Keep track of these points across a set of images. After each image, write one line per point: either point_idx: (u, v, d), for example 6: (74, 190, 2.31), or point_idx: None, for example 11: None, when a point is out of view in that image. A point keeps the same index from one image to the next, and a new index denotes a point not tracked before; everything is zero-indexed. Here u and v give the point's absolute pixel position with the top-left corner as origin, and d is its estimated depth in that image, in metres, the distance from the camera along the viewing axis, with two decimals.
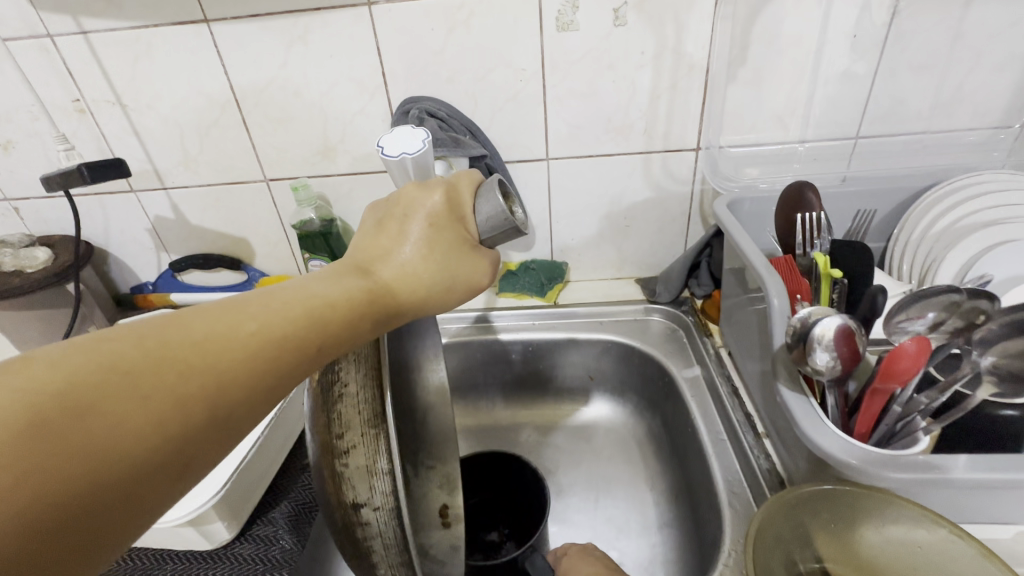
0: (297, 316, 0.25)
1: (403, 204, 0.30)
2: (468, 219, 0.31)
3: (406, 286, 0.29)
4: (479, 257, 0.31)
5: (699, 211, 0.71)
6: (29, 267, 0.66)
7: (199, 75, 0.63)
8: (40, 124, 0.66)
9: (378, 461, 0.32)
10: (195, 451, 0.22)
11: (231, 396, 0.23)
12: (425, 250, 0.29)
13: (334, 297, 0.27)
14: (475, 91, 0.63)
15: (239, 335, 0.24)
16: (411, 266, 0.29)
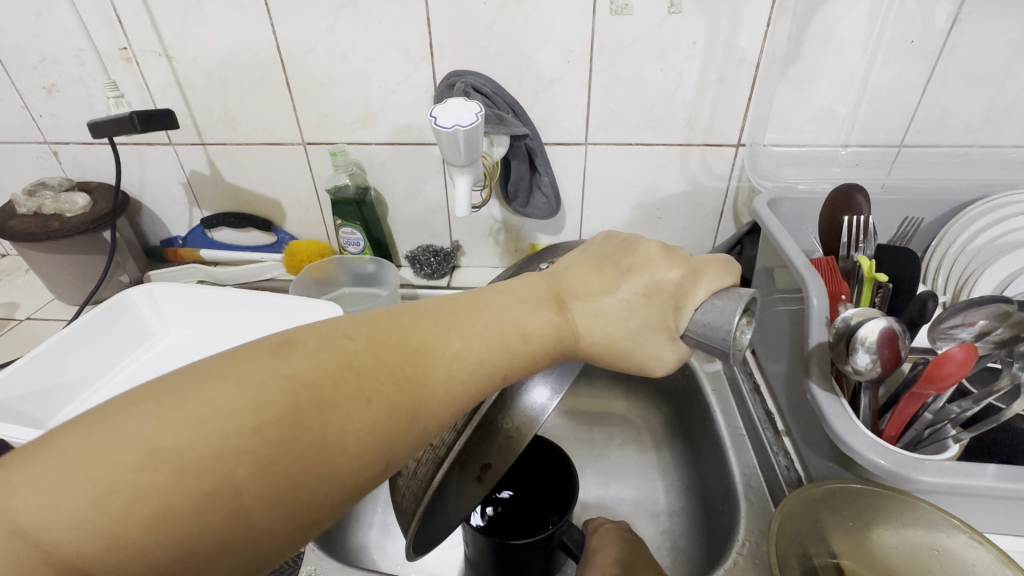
0: (496, 342, 0.27)
1: (626, 259, 0.31)
2: (688, 309, 0.30)
3: (594, 334, 0.30)
4: (671, 345, 0.30)
5: (733, 208, 0.71)
6: (68, 212, 0.67)
7: (246, 32, 0.63)
8: (85, 70, 0.67)
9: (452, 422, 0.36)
10: (396, 456, 0.24)
11: (427, 407, 0.25)
12: (624, 307, 0.30)
13: (531, 330, 0.28)
14: (520, 70, 0.63)
15: (446, 353, 0.26)
16: (605, 317, 0.30)
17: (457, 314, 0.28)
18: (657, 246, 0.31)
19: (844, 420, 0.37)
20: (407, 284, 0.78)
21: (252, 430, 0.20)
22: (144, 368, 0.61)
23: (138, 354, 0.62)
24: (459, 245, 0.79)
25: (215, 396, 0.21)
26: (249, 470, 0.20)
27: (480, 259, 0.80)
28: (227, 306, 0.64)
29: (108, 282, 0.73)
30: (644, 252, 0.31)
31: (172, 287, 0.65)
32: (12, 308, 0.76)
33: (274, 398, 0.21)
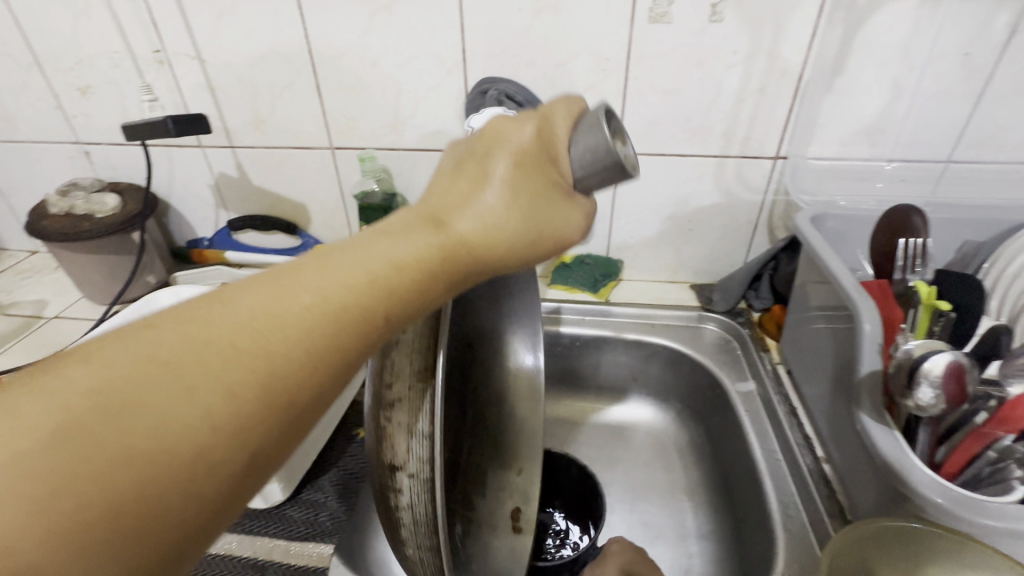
0: (362, 283, 0.22)
1: (485, 141, 0.27)
2: (563, 151, 0.28)
3: (488, 239, 0.26)
4: (570, 202, 0.28)
5: (767, 222, 0.69)
6: (99, 212, 0.68)
7: (279, 36, 0.63)
8: (119, 72, 0.67)
9: (422, 423, 0.31)
10: (258, 438, 0.19)
11: (288, 368, 0.20)
12: (509, 196, 0.26)
13: (405, 262, 0.24)
14: (554, 78, 0.62)
15: (293, 308, 0.21)
16: (494, 215, 0.26)
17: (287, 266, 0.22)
18: (503, 113, 0.28)
19: (897, 452, 0.35)
20: None
21: (14, 467, 0.16)
22: None
23: None
24: None
25: None
26: (23, 516, 0.15)
27: None
28: None
29: (135, 282, 0.73)
30: (495, 125, 0.28)
31: None
32: (41, 306, 0.76)
33: (44, 423, 0.16)
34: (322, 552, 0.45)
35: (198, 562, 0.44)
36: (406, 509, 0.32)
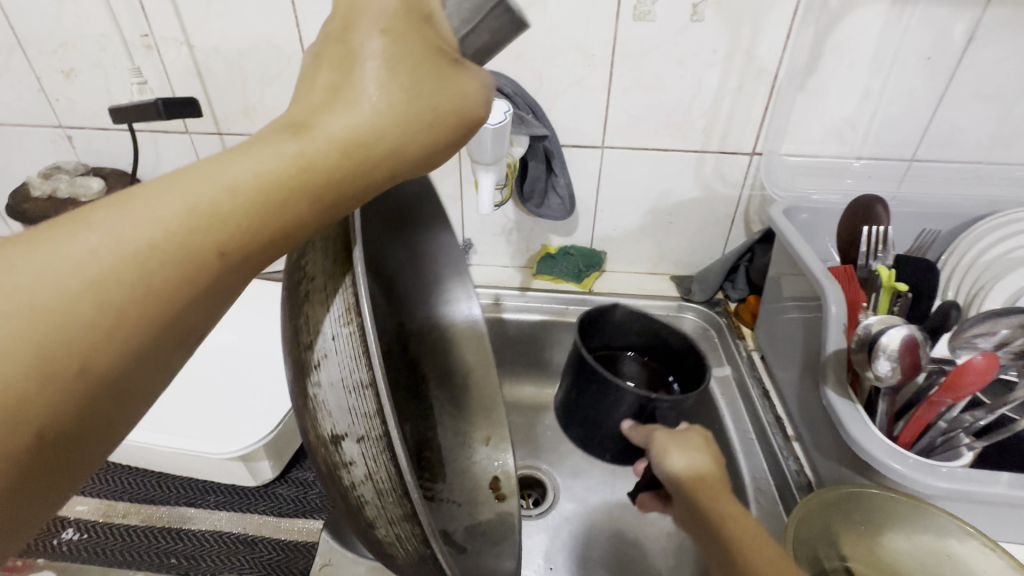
0: (178, 215, 0.19)
1: (346, 24, 0.23)
2: (437, 12, 0.23)
3: (360, 140, 0.21)
4: (466, 73, 0.23)
5: (744, 216, 0.72)
6: (83, 196, 0.67)
7: (271, 25, 0.63)
8: (105, 56, 0.67)
9: (360, 370, 0.24)
10: (58, 401, 0.17)
11: (78, 320, 0.17)
12: (382, 79, 0.22)
13: (239, 183, 0.20)
14: (542, 71, 0.63)
15: (77, 255, 0.17)
16: (368, 108, 0.21)
17: (79, 210, 0.19)
18: None
19: (859, 424, 0.38)
20: None
21: None
22: None
23: None
24: (472, 243, 0.79)
25: None
26: None
27: (491, 258, 0.80)
28: None
29: None
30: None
31: None
32: None
33: None
34: (313, 528, 0.46)
35: (187, 539, 0.44)
36: (367, 483, 0.26)
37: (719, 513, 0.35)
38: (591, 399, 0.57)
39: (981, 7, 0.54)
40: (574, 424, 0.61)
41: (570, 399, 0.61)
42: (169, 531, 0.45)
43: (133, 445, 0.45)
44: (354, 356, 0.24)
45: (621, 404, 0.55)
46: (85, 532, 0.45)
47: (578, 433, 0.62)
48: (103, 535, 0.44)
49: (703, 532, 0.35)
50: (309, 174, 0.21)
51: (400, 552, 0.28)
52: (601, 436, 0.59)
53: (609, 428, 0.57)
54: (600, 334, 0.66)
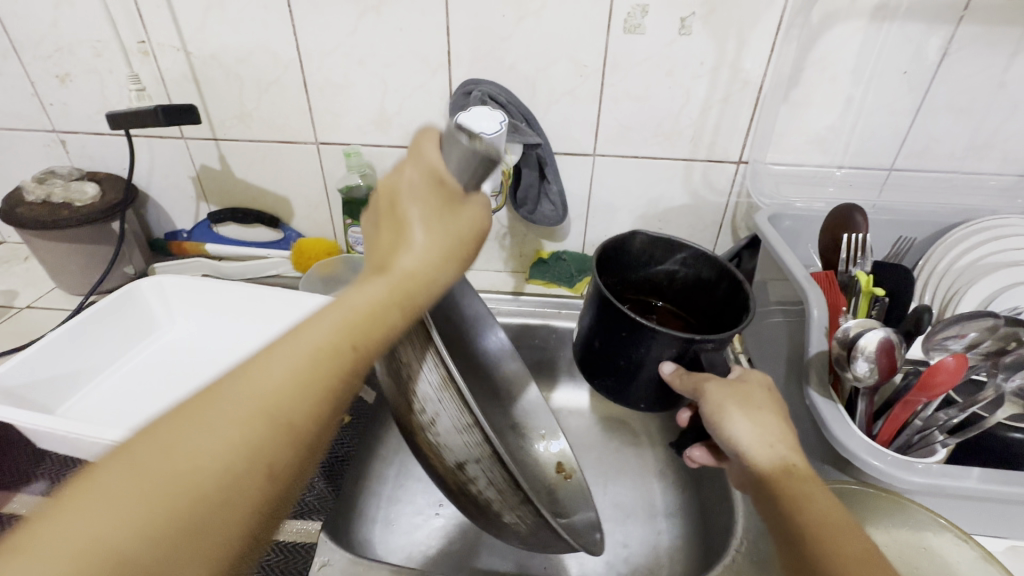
0: (332, 339, 0.27)
1: (390, 192, 0.31)
2: (444, 172, 0.30)
3: (430, 272, 0.30)
4: (478, 205, 0.32)
5: (731, 222, 0.74)
6: (77, 201, 0.67)
7: (268, 33, 0.64)
8: (101, 62, 0.67)
9: (466, 418, 0.33)
10: (271, 472, 0.24)
11: (284, 415, 0.25)
12: (430, 228, 0.30)
13: (364, 309, 0.28)
14: (535, 81, 0.65)
15: (276, 378, 0.25)
16: (429, 249, 0.30)
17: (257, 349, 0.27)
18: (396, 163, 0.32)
19: (841, 424, 0.39)
20: None
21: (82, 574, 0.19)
22: (147, 361, 0.60)
23: (140, 346, 0.62)
24: None
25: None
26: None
27: (484, 262, 0.81)
28: (233, 299, 0.64)
29: (113, 273, 0.73)
30: (393, 175, 0.31)
31: (181, 279, 0.65)
32: (11, 296, 0.75)
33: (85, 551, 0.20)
34: (310, 529, 0.47)
35: None
36: (489, 488, 0.35)
37: (793, 490, 0.34)
38: (613, 347, 0.44)
39: (953, 24, 0.57)
40: (596, 378, 0.47)
41: (585, 355, 0.48)
42: None
43: None
44: (458, 404, 0.33)
45: (666, 352, 0.41)
46: None
47: (606, 392, 0.47)
48: None
49: (769, 501, 0.35)
50: (399, 302, 0.29)
51: (525, 531, 0.37)
52: (635, 395, 0.45)
53: (641, 383, 0.44)
54: (618, 269, 0.53)
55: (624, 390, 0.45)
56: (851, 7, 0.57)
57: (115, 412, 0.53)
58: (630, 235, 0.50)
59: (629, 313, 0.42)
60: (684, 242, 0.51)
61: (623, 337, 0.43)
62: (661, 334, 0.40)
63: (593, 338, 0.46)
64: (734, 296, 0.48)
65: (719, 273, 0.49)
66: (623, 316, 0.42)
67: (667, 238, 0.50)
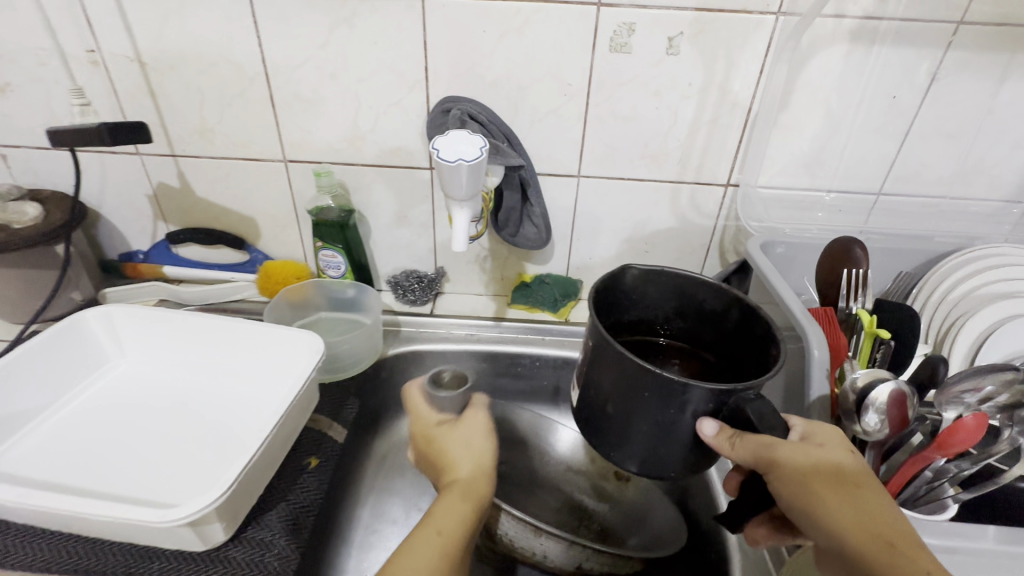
0: (448, 522, 0.39)
1: (423, 438, 0.47)
2: (443, 414, 0.47)
3: (483, 471, 0.44)
4: (479, 415, 0.48)
5: (719, 246, 0.72)
6: (16, 223, 0.61)
7: (230, 44, 0.60)
8: (45, 71, 0.62)
9: (556, 537, 0.50)
10: None
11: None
12: (463, 443, 0.45)
13: (460, 502, 0.40)
14: (517, 99, 0.62)
15: (425, 558, 0.36)
16: (472, 454, 0.45)
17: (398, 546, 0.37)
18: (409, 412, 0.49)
19: None
20: (389, 310, 0.75)
21: None
22: (91, 400, 0.55)
23: (83, 384, 0.56)
24: (445, 271, 0.76)
25: None
26: None
27: (464, 286, 0.77)
28: (188, 331, 0.59)
29: (57, 300, 0.67)
30: (416, 427, 0.48)
31: (133, 308, 0.59)
32: None
33: None
34: None
35: None
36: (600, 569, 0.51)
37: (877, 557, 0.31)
38: (628, 412, 0.36)
39: (943, 50, 0.56)
40: (605, 446, 0.39)
41: (589, 420, 0.39)
42: None
43: (63, 513, 0.40)
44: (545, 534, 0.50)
45: (695, 411, 0.34)
46: None
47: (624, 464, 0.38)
48: None
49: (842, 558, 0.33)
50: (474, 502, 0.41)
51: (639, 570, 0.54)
52: (659, 465, 0.37)
53: (666, 445, 0.36)
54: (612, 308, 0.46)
55: (649, 463, 0.37)
56: (839, 30, 0.56)
57: (51, 463, 0.47)
58: (621, 269, 0.44)
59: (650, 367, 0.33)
60: (680, 271, 0.45)
61: (648, 398, 0.34)
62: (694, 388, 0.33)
63: (598, 400, 0.38)
64: (747, 326, 0.43)
65: (725, 304, 0.44)
66: (642, 373, 0.34)
67: (663, 268, 0.45)
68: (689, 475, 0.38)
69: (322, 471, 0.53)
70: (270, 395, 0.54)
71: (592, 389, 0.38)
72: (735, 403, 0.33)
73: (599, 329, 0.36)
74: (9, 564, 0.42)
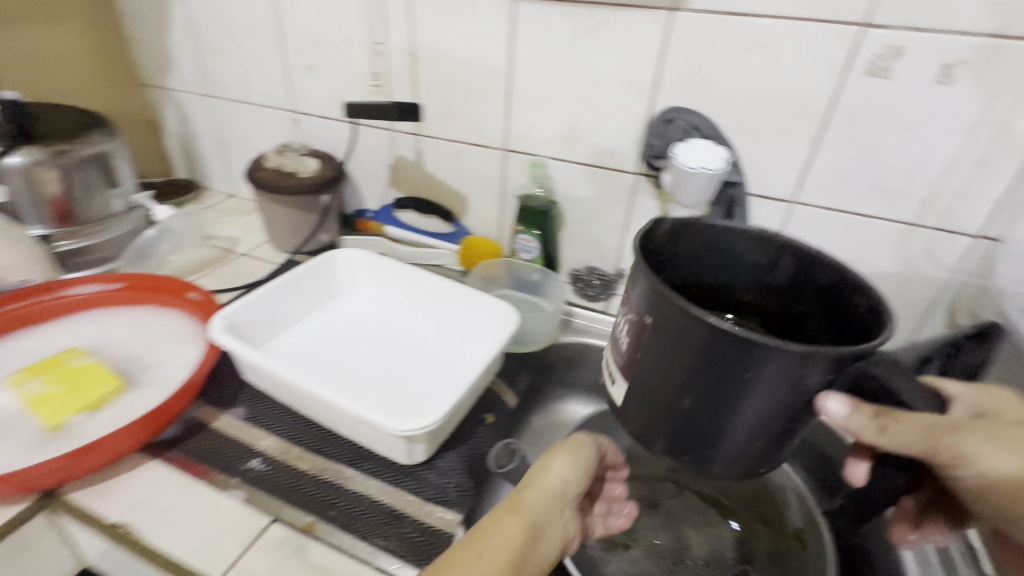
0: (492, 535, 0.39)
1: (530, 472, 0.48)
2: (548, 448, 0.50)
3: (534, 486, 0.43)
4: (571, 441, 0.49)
5: (950, 304, 0.63)
6: (302, 173, 0.78)
7: (487, 44, 0.69)
8: (344, 56, 0.78)
9: None
10: None
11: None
12: (555, 465, 0.46)
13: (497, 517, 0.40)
14: (743, 116, 0.61)
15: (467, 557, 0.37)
16: (548, 471, 0.45)
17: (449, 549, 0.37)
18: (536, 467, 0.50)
19: None
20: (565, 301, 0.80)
21: None
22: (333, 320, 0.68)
23: (327, 308, 0.70)
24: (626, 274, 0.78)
25: None
26: None
27: None
28: (407, 282, 0.69)
29: (311, 238, 0.84)
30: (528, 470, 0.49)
31: (370, 254, 0.72)
32: (234, 242, 0.89)
33: None
34: (450, 519, 0.48)
35: (345, 496, 0.49)
36: None
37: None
38: (702, 391, 0.30)
39: None
40: (669, 436, 0.33)
41: (653, 416, 0.33)
42: (330, 485, 0.50)
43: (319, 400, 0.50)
44: None
45: (782, 388, 0.28)
46: (266, 465, 0.51)
47: (705, 467, 0.33)
48: (280, 471, 0.50)
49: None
50: (529, 535, 0.41)
51: None
52: (741, 455, 0.32)
53: (749, 428, 0.30)
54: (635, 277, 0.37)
55: (724, 451, 0.32)
56: None
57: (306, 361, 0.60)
58: (650, 224, 0.34)
59: (731, 331, 0.27)
60: (715, 223, 0.37)
61: (746, 379, 0.28)
62: (781, 353, 0.27)
63: (661, 384, 0.31)
64: (813, 286, 0.36)
65: (770, 258, 0.37)
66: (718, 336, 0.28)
67: (695, 219, 0.36)
68: (773, 458, 0.33)
69: (496, 428, 0.59)
70: (468, 352, 0.62)
71: (647, 373, 0.32)
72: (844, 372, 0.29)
73: (661, 291, 0.29)
74: (272, 430, 0.55)
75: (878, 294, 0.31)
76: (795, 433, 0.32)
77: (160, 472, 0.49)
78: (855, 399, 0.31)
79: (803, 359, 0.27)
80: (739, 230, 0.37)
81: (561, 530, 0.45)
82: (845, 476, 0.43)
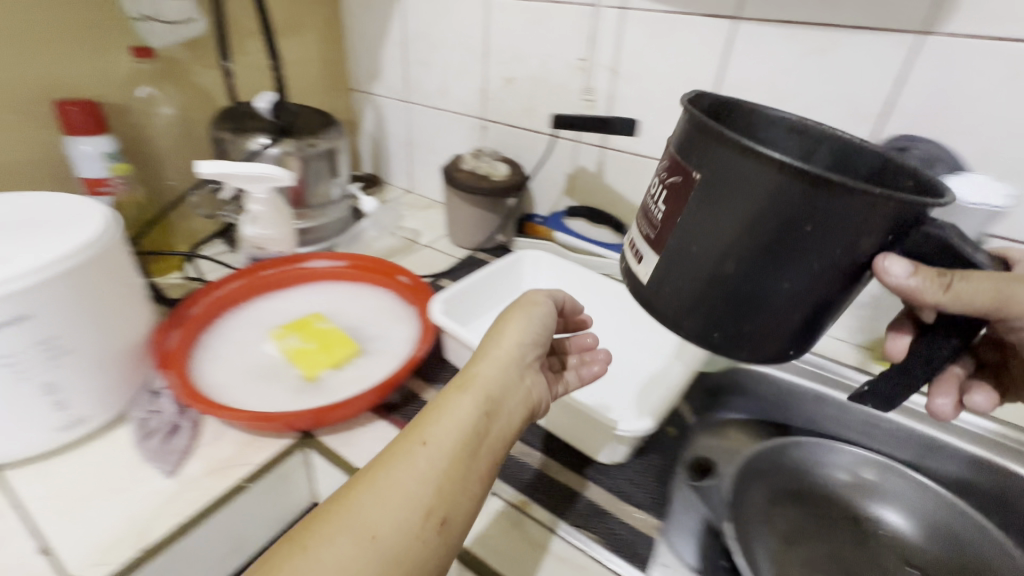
0: (452, 423, 0.44)
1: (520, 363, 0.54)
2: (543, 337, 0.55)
3: (489, 369, 0.49)
4: (539, 321, 0.54)
5: None
6: (494, 176, 0.84)
7: (695, 63, 0.70)
8: (544, 71, 0.83)
9: None
10: (446, 513, 0.40)
11: (427, 468, 0.41)
12: (512, 351, 0.51)
13: (466, 403, 0.46)
14: (995, 148, 0.56)
15: (421, 437, 0.43)
16: (504, 352, 0.50)
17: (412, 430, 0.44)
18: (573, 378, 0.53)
19: None
20: None
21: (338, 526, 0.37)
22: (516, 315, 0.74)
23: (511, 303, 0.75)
24: None
25: (342, 551, 0.36)
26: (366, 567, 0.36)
27: None
28: (592, 290, 0.73)
29: (488, 237, 0.90)
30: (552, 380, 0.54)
31: (555, 260, 0.77)
32: (416, 234, 0.98)
33: (349, 513, 0.38)
34: (645, 520, 0.50)
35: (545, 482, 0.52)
36: None
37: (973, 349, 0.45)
38: (734, 243, 0.35)
39: None
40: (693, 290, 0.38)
41: (702, 283, 0.37)
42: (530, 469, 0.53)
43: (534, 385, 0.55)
44: None
45: (833, 253, 0.33)
46: None
47: (745, 337, 0.38)
48: None
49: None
50: (479, 406, 0.46)
51: None
52: (777, 312, 0.36)
53: (800, 286, 0.35)
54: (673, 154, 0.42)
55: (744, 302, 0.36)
56: None
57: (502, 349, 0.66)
58: (694, 95, 0.41)
59: (804, 174, 0.31)
60: (768, 112, 0.43)
61: (809, 232, 0.32)
62: (848, 195, 0.31)
63: (713, 246, 0.35)
64: (841, 158, 0.41)
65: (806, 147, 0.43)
66: (788, 184, 0.31)
67: (736, 101, 0.43)
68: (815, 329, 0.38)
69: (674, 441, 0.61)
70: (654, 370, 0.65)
71: (693, 236, 0.36)
72: (906, 226, 0.33)
73: (728, 139, 0.32)
74: None
75: (922, 175, 0.36)
76: (855, 287, 0.36)
77: (388, 430, 0.56)
78: (914, 259, 0.34)
79: (871, 204, 0.31)
80: (774, 117, 0.43)
81: (523, 396, 0.50)
82: (886, 350, 0.50)
